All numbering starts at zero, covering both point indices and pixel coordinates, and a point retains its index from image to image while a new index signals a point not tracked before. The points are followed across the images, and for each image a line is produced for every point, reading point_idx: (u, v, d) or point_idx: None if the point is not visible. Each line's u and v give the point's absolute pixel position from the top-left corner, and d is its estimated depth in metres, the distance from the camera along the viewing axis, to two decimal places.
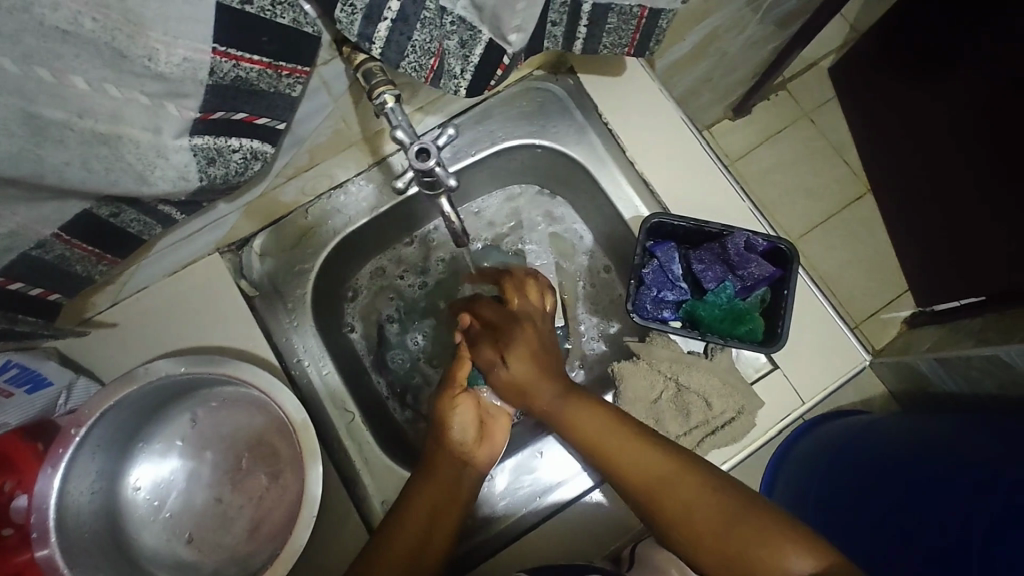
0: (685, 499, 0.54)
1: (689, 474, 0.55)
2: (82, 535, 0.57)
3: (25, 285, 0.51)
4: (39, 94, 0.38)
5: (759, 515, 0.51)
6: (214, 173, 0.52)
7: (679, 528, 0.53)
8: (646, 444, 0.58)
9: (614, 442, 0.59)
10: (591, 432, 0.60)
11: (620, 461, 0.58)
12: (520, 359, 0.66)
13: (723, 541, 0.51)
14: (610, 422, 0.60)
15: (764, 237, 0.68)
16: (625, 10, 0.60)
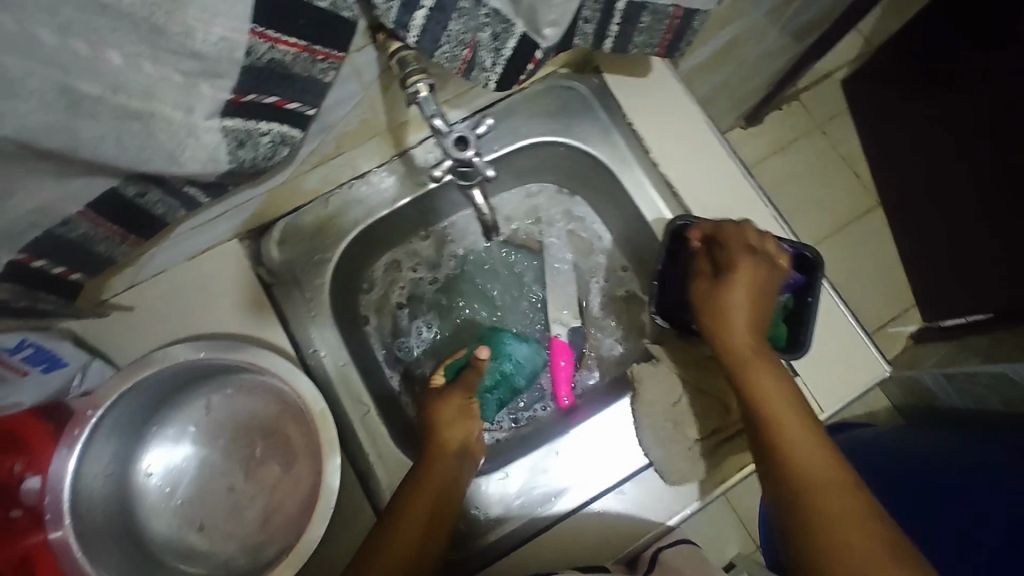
0: (825, 486, 0.53)
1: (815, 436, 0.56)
2: (94, 520, 0.56)
3: (47, 262, 0.51)
4: (76, 67, 0.37)
5: (862, 498, 0.53)
6: (244, 157, 0.51)
7: (793, 470, 0.55)
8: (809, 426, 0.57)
9: (779, 408, 0.57)
10: (766, 376, 0.58)
11: (795, 441, 0.56)
12: (740, 309, 0.60)
13: (831, 497, 0.52)
14: (783, 393, 0.58)
15: (790, 244, 0.67)
16: (659, 9, 0.60)
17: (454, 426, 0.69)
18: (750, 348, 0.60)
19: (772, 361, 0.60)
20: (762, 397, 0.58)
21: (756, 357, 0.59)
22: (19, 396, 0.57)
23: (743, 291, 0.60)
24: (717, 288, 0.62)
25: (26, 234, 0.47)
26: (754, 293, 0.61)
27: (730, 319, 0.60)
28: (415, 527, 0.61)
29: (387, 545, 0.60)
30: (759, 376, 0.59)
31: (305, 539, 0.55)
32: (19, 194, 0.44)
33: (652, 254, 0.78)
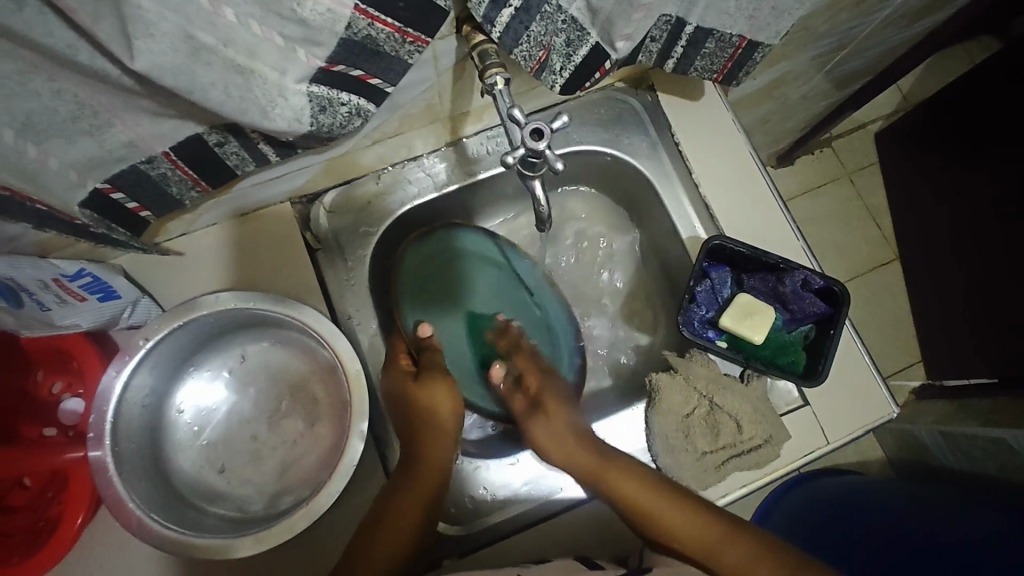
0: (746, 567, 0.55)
1: (740, 538, 0.56)
2: (128, 445, 0.59)
3: (124, 196, 0.54)
4: (197, 17, 0.40)
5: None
6: (323, 121, 0.54)
7: None
8: (703, 515, 0.58)
9: (672, 517, 0.59)
10: (658, 511, 0.60)
11: (686, 535, 0.58)
12: (569, 450, 0.66)
13: None
14: (672, 499, 0.60)
15: (821, 276, 0.70)
16: (726, 37, 0.63)
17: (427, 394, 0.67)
18: (625, 479, 0.63)
19: (634, 469, 0.64)
20: (659, 526, 0.59)
21: (626, 485, 0.62)
22: (73, 319, 0.60)
23: (548, 420, 0.69)
24: (539, 429, 0.69)
25: (112, 166, 0.50)
26: (559, 422, 0.69)
27: (569, 461, 0.66)
28: (413, 501, 0.61)
29: (392, 517, 0.60)
30: (658, 514, 0.60)
31: (324, 494, 0.58)
32: (118, 126, 0.47)
33: (681, 271, 0.81)
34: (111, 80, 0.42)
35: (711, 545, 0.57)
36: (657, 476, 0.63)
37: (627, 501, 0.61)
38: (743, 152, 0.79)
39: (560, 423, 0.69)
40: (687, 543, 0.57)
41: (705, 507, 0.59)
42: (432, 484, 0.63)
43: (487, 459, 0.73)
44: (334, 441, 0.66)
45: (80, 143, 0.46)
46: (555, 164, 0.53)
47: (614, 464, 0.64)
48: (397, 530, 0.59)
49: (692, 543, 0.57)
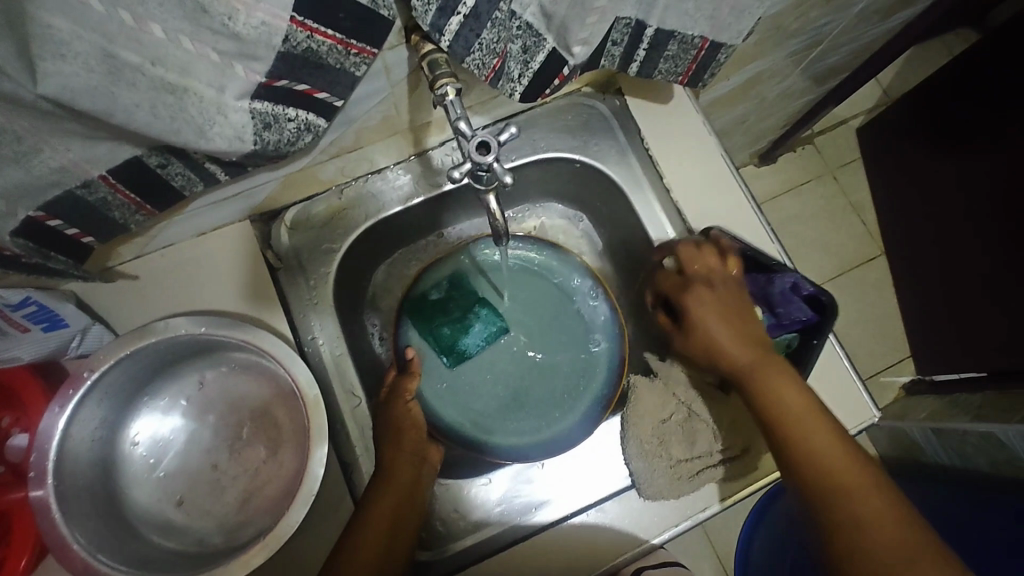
0: (817, 436, 0.56)
1: (817, 407, 0.58)
2: (76, 481, 0.56)
3: (63, 223, 0.52)
4: (118, 35, 0.38)
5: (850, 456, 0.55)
6: (268, 139, 0.52)
7: (787, 427, 0.57)
8: (808, 400, 0.59)
9: (786, 411, 0.58)
10: (753, 364, 0.62)
11: (765, 382, 0.60)
12: (812, 415, 0.58)
13: (833, 461, 0.55)
14: (780, 370, 0.61)
15: (812, 284, 0.67)
16: (687, 39, 0.62)
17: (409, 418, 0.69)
18: (778, 390, 0.59)
19: (790, 367, 0.61)
20: (787, 432, 0.57)
21: (787, 399, 0.59)
22: (17, 352, 0.58)
23: (725, 309, 0.65)
24: (708, 313, 0.65)
25: (46, 192, 0.48)
26: (730, 307, 0.65)
27: (729, 351, 0.63)
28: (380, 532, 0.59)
29: (359, 543, 0.59)
30: (744, 359, 0.62)
31: (286, 524, 0.56)
32: (46, 151, 0.44)
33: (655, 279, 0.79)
34: (28, 104, 0.39)
35: (817, 444, 0.56)
36: (802, 382, 0.61)
37: (747, 377, 0.61)
38: (715, 154, 0.77)
39: (735, 312, 0.65)
40: (805, 455, 0.56)
41: (831, 419, 0.58)
42: (398, 499, 0.63)
43: (462, 480, 0.72)
44: (298, 468, 0.64)
45: (6, 171, 0.44)
46: (505, 179, 0.52)
47: (768, 357, 0.62)
48: (368, 551, 0.58)
49: (794, 440, 0.57)
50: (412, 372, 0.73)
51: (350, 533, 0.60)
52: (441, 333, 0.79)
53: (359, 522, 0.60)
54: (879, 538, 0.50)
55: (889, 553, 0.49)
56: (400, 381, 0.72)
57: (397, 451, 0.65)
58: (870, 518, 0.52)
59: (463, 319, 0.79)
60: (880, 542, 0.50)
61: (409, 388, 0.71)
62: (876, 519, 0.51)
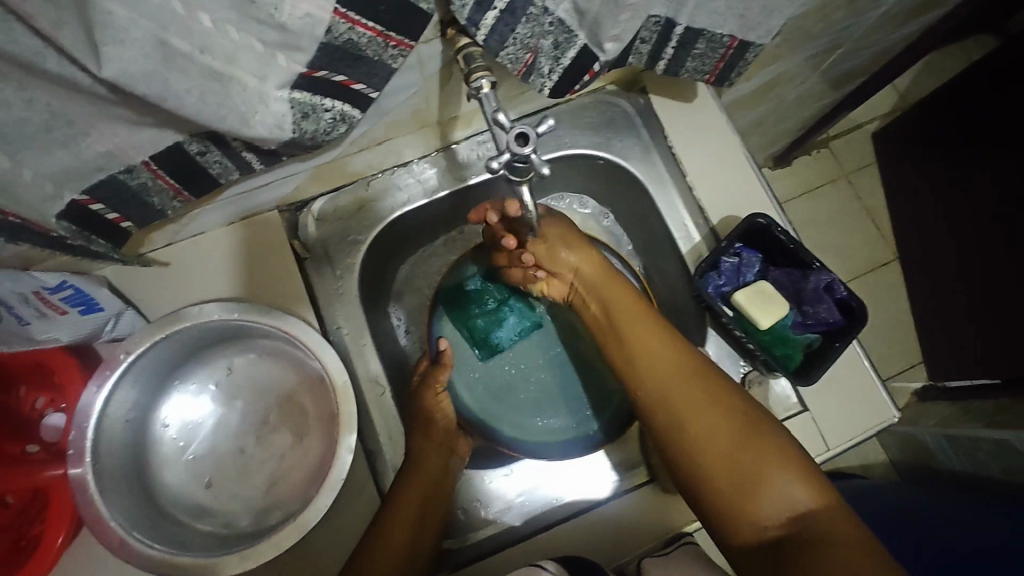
0: (676, 390, 0.58)
1: (689, 360, 0.59)
2: (111, 461, 0.58)
3: (104, 207, 0.53)
4: (171, 23, 0.39)
5: (720, 397, 0.57)
6: (305, 128, 0.53)
7: (650, 389, 0.59)
8: (678, 352, 0.60)
9: (661, 357, 0.59)
10: (636, 328, 0.62)
11: (643, 348, 0.60)
12: (682, 371, 0.58)
13: (700, 420, 0.56)
14: (647, 319, 0.62)
15: (847, 287, 0.69)
16: (716, 38, 0.62)
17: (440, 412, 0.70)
18: (647, 344, 0.61)
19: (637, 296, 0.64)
20: (656, 380, 0.59)
21: (655, 348, 0.60)
22: (56, 334, 0.59)
23: (581, 244, 0.67)
24: (578, 267, 0.66)
25: (91, 176, 0.49)
26: (581, 245, 0.67)
27: (608, 300, 0.64)
28: (404, 524, 0.61)
29: (391, 522, 0.61)
30: (614, 318, 0.63)
31: (313, 508, 0.57)
32: (94, 135, 0.46)
33: (676, 276, 0.80)
34: (82, 89, 0.41)
35: (677, 399, 0.57)
36: (661, 324, 0.62)
37: (620, 333, 0.63)
38: (738, 154, 0.78)
39: (595, 257, 0.66)
40: (666, 415, 0.58)
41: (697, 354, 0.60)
42: (421, 494, 0.64)
43: (486, 471, 0.74)
44: (324, 454, 0.65)
45: (56, 154, 0.45)
46: (541, 168, 0.51)
47: (614, 281, 0.65)
48: (399, 531, 0.60)
49: (662, 387, 0.58)
50: (445, 364, 0.71)
51: (382, 513, 0.62)
52: (475, 325, 0.78)
53: (391, 503, 0.62)
54: (752, 459, 0.53)
55: (762, 470, 0.53)
56: (433, 372, 0.71)
57: (423, 445, 0.67)
58: (713, 442, 0.55)
59: (498, 311, 0.78)
60: (745, 459, 0.54)
61: (442, 380, 0.71)
62: (745, 452, 0.54)
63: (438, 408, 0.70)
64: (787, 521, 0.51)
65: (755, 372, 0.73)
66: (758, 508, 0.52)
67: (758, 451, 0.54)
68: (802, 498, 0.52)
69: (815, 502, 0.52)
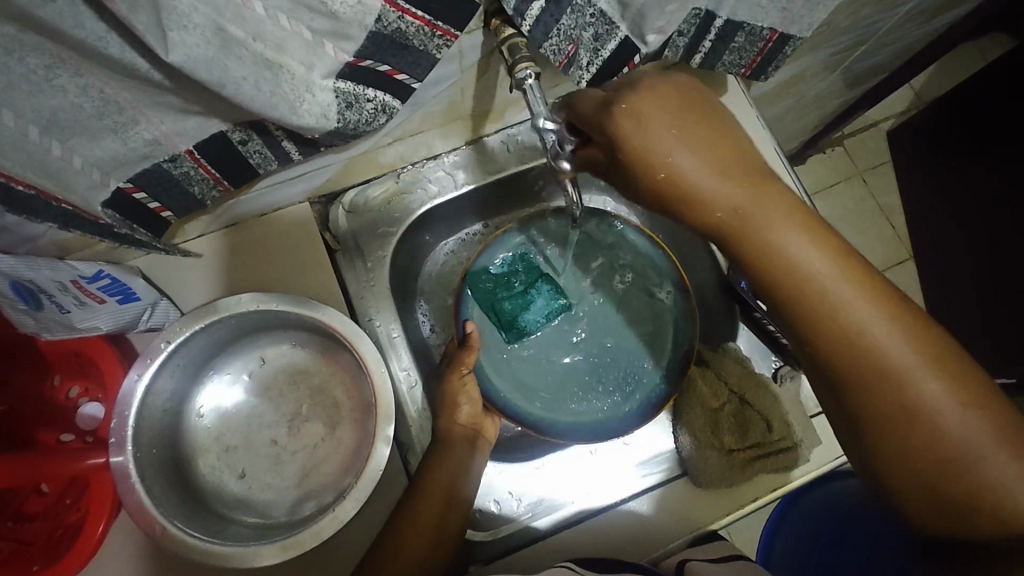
0: (808, 275, 0.43)
1: (814, 237, 0.44)
2: (150, 450, 0.58)
3: (147, 196, 0.53)
4: (227, 9, 0.39)
5: (861, 275, 0.43)
6: (349, 118, 0.53)
7: (770, 277, 0.44)
8: (802, 223, 0.44)
9: (786, 257, 0.44)
10: (735, 203, 0.43)
11: (750, 226, 0.44)
12: (824, 249, 0.43)
13: (827, 300, 0.43)
14: (781, 200, 0.44)
15: None
16: (756, 31, 0.62)
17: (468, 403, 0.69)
18: (778, 235, 0.43)
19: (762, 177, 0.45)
20: (771, 257, 0.44)
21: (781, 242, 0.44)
22: (96, 323, 0.59)
23: (699, 127, 0.44)
24: (675, 133, 0.44)
25: (136, 165, 0.49)
26: (694, 113, 0.44)
27: (716, 189, 0.43)
28: (428, 521, 0.59)
29: (419, 504, 0.60)
30: (717, 191, 0.43)
31: (350, 499, 0.57)
32: (142, 123, 0.46)
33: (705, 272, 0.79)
34: (137, 75, 0.41)
35: (805, 280, 0.43)
36: (801, 210, 0.44)
37: (731, 227, 0.44)
38: (768, 149, 0.78)
39: (707, 124, 0.45)
40: (790, 307, 0.44)
41: (815, 226, 0.44)
42: (445, 491, 0.62)
43: (514, 465, 0.75)
44: (357, 444, 0.65)
45: (105, 141, 0.45)
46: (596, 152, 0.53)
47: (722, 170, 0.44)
48: (426, 517, 0.60)
49: (802, 290, 0.44)
50: (472, 346, 0.71)
51: (410, 496, 0.61)
52: (503, 308, 0.78)
53: (421, 486, 0.62)
54: (894, 340, 0.42)
55: (927, 386, 0.41)
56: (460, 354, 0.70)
57: (450, 438, 0.66)
58: (862, 341, 0.43)
59: (524, 293, 0.78)
60: (899, 368, 0.42)
61: (468, 362, 0.70)
62: (889, 339, 0.42)
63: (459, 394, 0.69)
64: (925, 422, 0.41)
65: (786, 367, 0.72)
66: (914, 433, 0.42)
67: (917, 348, 0.42)
68: (957, 405, 0.41)
69: (998, 437, 0.40)
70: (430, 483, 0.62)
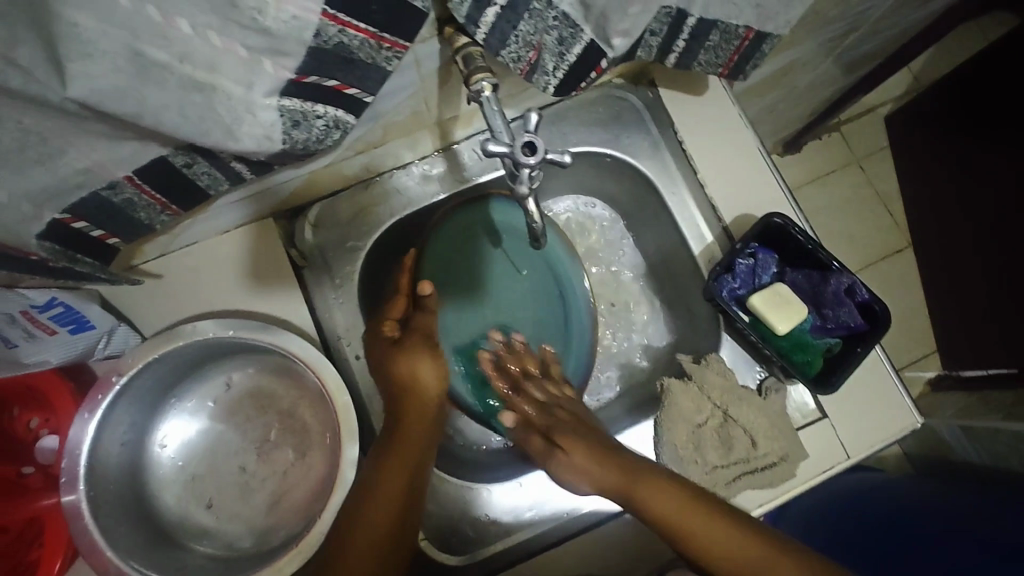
0: (676, 518, 0.57)
1: (698, 504, 0.57)
2: (105, 487, 0.56)
3: (87, 225, 0.50)
4: (145, 31, 0.36)
5: (722, 517, 0.56)
6: (297, 137, 0.49)
7: (656, 522, 0.58)
8: (667, 487, 0.59)
9: (689, 524, 0.56)
10: (613, 476, 0.62)
11: (629, 488, 0.60)
12: (661, 495, 0.58)
13: (696, 532, 0.56)
14: (644, 472, 0.61)
15: (868, 289, 0.66)
16: (731, 29, 0.59)
17: (430, 366, 0.64)
18: (651, 496, 0.59)
19: (666, 480, 0.60)
20: (649, 508, 0.58)
21: (699, 528, 0.56)
22: (44, 355, 0.57)
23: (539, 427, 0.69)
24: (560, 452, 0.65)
25: (71, 195, 0.46)
26: (551, 411, 0.70)
27: (566, 441, 0.65)
28: (381, 510, 0.55)
29: (380, 487, 0.56)
30: (584, 461, 0.63)
31: (315, 530, 0.55)
32: (71, 152, 0.43)
33: (689, 280, 0.76)
34: (52, 105, 0.38)
35: (691, 527, 0.56)
36: (651, 470, 0.61)
37: (630, 495, 0.60)
38: (751, 148, 0.74)
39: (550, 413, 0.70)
40: (702, 549, 0.55)
41: (699, 495, 0.58)
42: (405, 474, 0.58)
43: (492, 482, 0.69)
44: (326, 471, 0.63)
45: (31, 173, 0.42)
46: (560, 156, 0.52)
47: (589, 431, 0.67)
48: (387, 499, 0.56)
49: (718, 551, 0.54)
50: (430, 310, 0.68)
51: (370, 477, 0.57)
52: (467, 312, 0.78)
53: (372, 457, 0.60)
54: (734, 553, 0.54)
55: (771, 574, 0.52)
56: (420, 321, 0.67)
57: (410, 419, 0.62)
58: (735, 560, 0.54)
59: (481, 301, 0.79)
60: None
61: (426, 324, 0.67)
62: (741, 544, 0.54)
63: (419, 372, 0.63)
64: None
65: (771, 379, 0.70)
66: None
67: (777, 565, 0.52)
68: None
69: None
70: (388, 462, 0.58)
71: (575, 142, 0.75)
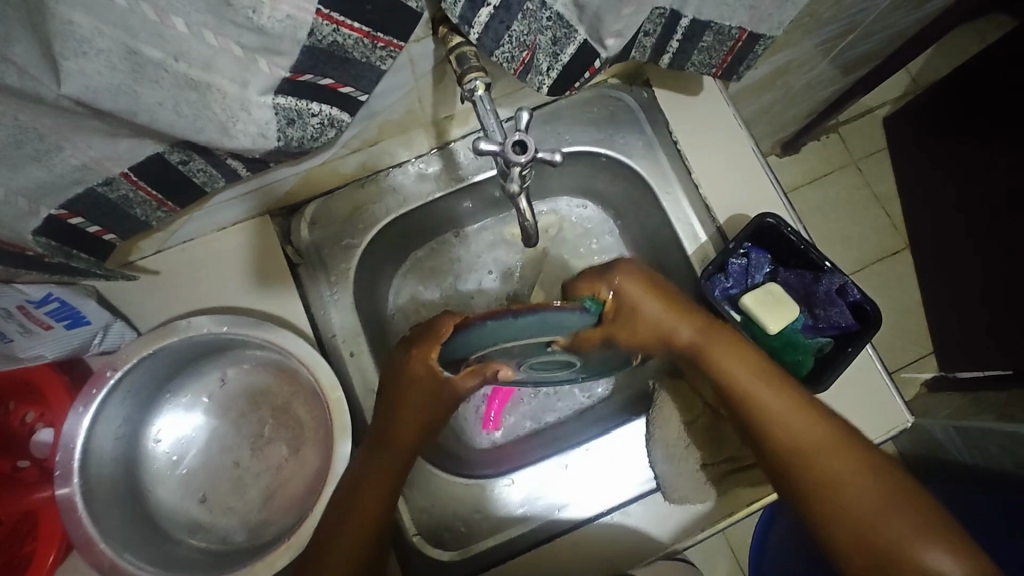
0: (786, 414, 0.56)
1: (820, 417, 0.56)
2: (100, 481, 0.57)
3: (84, 221, 0.51)
4: (140, 30, 0.37)
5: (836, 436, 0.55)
6: (291, 135, 0.49)
7: (760, 415, 0.57)
8: (779, 391, 0.57)
9: (785, 419, 0.56)
10: (736, 370, 0.59)
11: (724, 365, 0.60)
12: (779, 399, 0.57)
13: (802, 451, 0.55)
14: (750, 360, 0.59)
15: (859, 289, 0.67)
16: (724, 30, 0.59)
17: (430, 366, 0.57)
18: (759, 387, 0.58)
19: (765, 363, 0.59)
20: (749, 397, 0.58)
21: (802, 434, 0.55)
22: (40, 350, 0.58)
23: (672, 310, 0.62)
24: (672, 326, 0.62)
25: (67, 191, 0.47)
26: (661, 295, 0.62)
27: (677, 330, 0.62)
28: (361, 515, 0.55)
29: (362, 495, 0.55)
30: (702, 341, 0.61)
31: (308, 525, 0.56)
32: (67, 150, 0.43)
33: (683, 279, 0.77)
34: (48, 102, 0.38)
35: (796, 433, 0.55)
36: (756, 356, 0.60)
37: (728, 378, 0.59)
38: (745, 149, 0.75)
39: (665, 293, 0.62)
40: (797, 459, 0.55)
41: (815, 407, 0.57)
42: (392, 476, 0.57)
43: (487, 477, 0.70)
44: (320, 466, 0.63)
45: (27, 170, 0.43)
46: (551, 156, 0.53)
47: (704, 327, 0.61)
48: (366, 510, 0.55)
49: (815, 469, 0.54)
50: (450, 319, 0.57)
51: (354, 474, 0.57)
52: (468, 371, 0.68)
53: (366, 476, 0.56)
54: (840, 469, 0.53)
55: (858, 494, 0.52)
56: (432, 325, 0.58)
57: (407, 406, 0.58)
58: (834, 482, 0.53)
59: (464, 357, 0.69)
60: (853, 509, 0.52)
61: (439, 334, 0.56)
62: (842, 467, 0.53)
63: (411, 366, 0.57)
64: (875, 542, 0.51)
65: None
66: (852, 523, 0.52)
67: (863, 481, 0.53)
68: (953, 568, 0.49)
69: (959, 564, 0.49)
70: (375, 467, 0.56)
71: (570, 141, 0.75)
